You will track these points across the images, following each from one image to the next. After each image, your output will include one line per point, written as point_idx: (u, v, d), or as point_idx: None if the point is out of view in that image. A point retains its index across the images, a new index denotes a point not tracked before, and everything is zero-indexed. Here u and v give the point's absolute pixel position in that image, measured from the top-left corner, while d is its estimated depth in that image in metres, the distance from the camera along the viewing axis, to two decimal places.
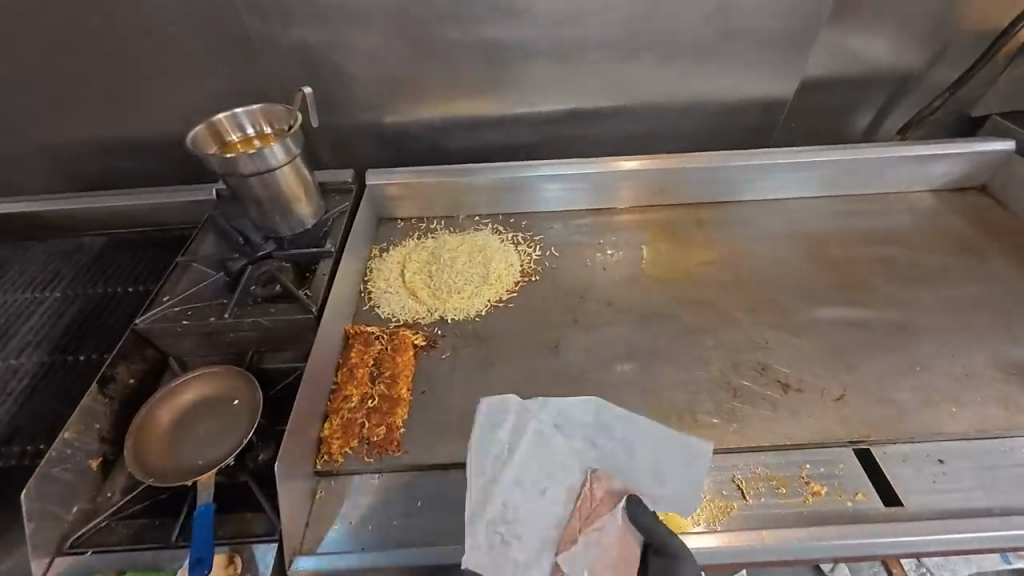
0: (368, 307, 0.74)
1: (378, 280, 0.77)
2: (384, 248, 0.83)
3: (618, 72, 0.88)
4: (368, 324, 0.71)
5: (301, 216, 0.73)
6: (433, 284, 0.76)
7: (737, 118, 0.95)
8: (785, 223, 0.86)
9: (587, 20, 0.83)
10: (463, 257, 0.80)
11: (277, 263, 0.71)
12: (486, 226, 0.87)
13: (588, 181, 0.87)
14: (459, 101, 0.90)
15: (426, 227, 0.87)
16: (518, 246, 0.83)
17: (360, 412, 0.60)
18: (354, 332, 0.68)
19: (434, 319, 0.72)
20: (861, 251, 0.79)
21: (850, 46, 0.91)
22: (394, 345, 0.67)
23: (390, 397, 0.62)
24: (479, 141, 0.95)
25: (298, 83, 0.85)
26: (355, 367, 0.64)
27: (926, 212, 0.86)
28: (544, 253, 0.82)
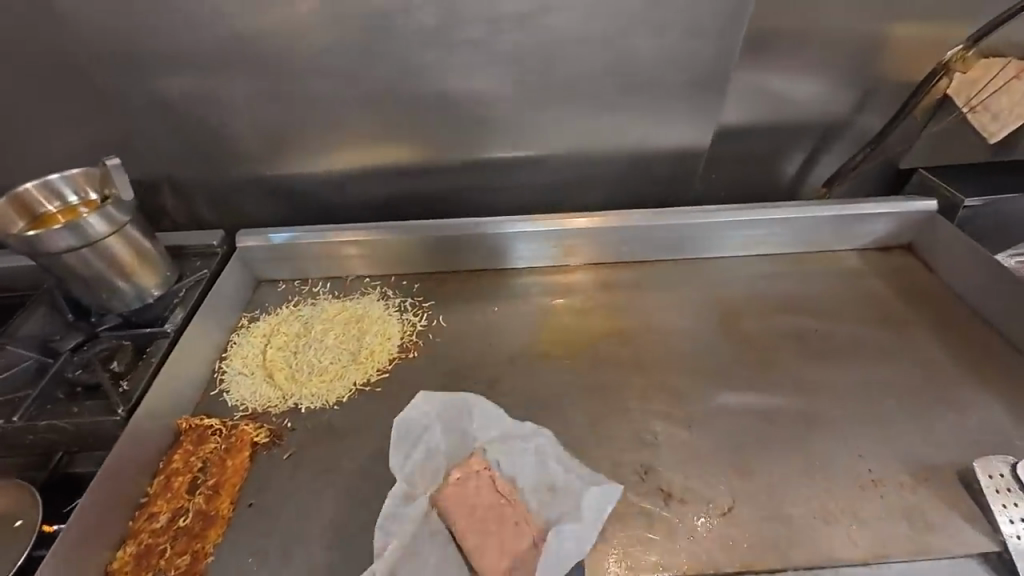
0: (218, 392, 0.66)
1: (235, 358, 0.69)
2: (254, 316, 0.75)
3: (519, 123, 0.83)
4: (210, 415, 0.63)
5: (147, 288, 0.66)
6: (292, 366, 0.68)
7: (652, 165, 0.89)
8: (694, 286, 0.79)
9: (479, 70, 0.78)
10: (335, 329, 0.72)
11: (106, 343, 0.63)
12: (374, 288, 0.79)
13: (487, 242, 0.79)
14: (351, 149, 0.83)
15: (307, 289, 0.79)
16: (404, 313, 0.75)
17: (166, 537, 0.52)
18: (186, 426, 0.61)
19: (286, 408, 0.64)
20: (776, 323, 0.73)
21: (768, 93, 0.86)
22: (228, 445, 0.59)
23: (207, 514, 0.54)
24: (376, 193, 0.88)
25: (159, 138, 0.80)
26: (173, 479, 0.56)
27: (852, 275, 0.79)
28: (431, 322, 0.74)
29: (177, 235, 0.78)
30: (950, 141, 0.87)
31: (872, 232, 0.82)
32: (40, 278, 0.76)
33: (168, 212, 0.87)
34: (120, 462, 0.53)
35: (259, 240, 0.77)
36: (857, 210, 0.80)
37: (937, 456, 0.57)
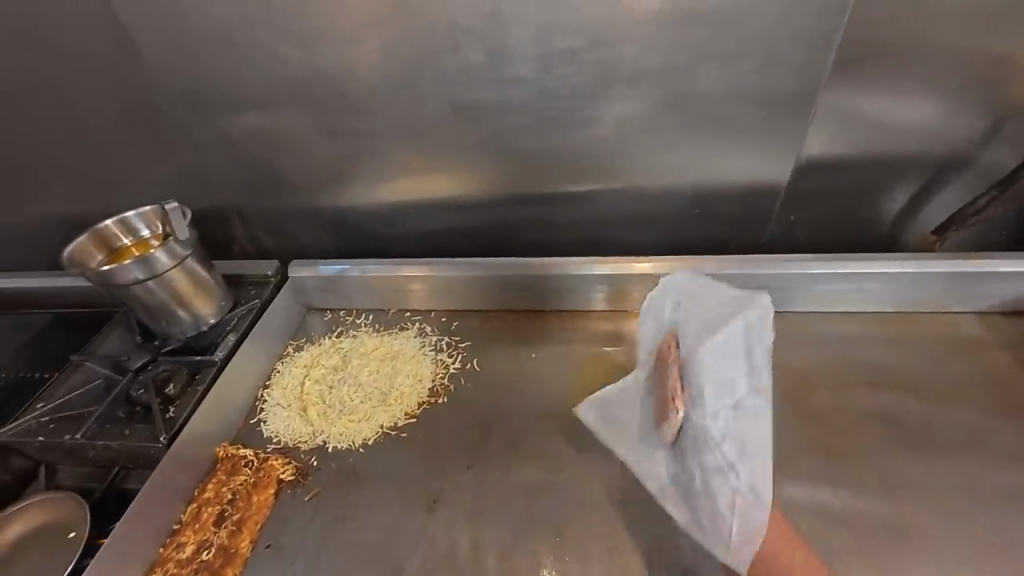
0: (260, 423, 1.10)
1: (280, 389, 1.14)
2: (295, 353, 1.18)
3: (614, 155, 1.31)
4: (242, 446, 1.06)
5: (196, 311, 1.13)
6: (330, 406, 1.11)
7: (721, 204, 1.38)
8: (772, 344, 1.27)
9: (553, 122, 1.27)
10: (371, 367, 1.17)
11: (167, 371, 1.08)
12: (414, 326, 1.26)
13: (570, 282, 1.21)
14: (432, 172, 1.35)
15: (349, 322, 1.25)
16: (443, 353, 1.20)
17: (190, 559, 0.92)
18: (224, 456, 1.04)
19: (317, 437, 1.08)
20: (866, 409, 1.14)
21: (858, 124, 1.27)
22: (255, 481, 1.00)
23: (226, 547, 0.93)
24: (433, 217, 1.42)
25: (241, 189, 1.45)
26: (204, 507, 0.98)
27: (931, 352, 1.21)
28: (464, 363, 1.18)
29: (241, 267, 1.32)
30: None
31: (983, 297, 1.25)
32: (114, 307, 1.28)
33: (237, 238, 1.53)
34: (153, 499, 0.94)
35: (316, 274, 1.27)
36: (976, 270, 1.22)
37: (987, 540, 0.95)
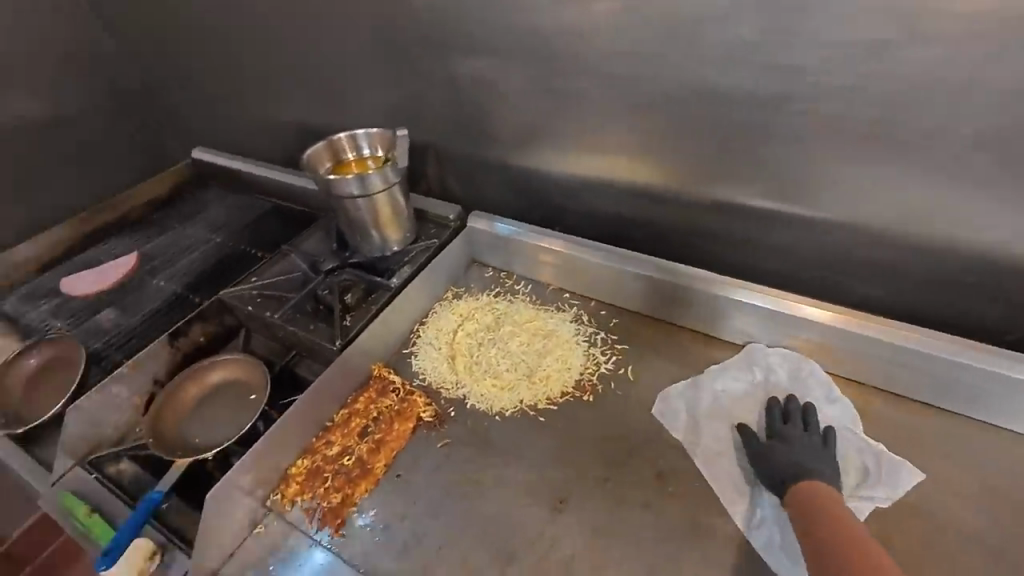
0: (409, 354, 1.01)
1: (430, 328, 1.04)
2: (454, 298, 1.10)
3: (916, 198, 0.79)
4: (395, 374, 0.97)
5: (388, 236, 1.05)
6: (477, 361, 0.98)
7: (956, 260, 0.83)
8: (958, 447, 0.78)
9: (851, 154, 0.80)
10: (523, 332, 1.02)
11: (348, 278, 1.02)
12: (569, 309, 1.04)
13: (714, 307, 0.94)
14: (626, 161, 0.98)
15: (509, 284, 1.10)
16: (600, 349, 0.97)
17: (335, 460, 0.86)
18: (376, 373, 0.97)
19: (460, 388, 0.94)
20: None
21: None
22: (399, 407, 0.92)
23: (363, 462, 0.86)
24: (620, 204, 1.04)
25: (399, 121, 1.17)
26: (353, 417, 0.92)
27: None
28: (616, 366, 0.94)
29: (430, 204, 1.19)
30: None
31: None
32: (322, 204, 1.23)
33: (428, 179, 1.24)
34: (314, 396, 0.89)
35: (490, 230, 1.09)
36: None
37: None
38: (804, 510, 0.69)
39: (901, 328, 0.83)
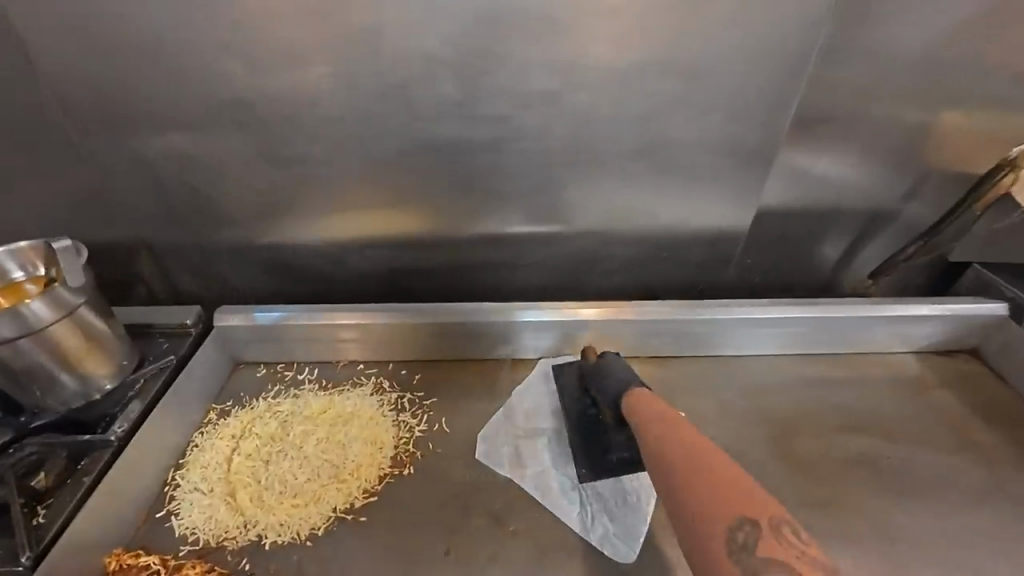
0: (170, 515, 0.96)
1: (192, 468, 1.03)
2: (216, 424, 1.11)
3: (627, 178, 1.33)
4: (144, 553, 0.90)
5: (88, 372, 0.97)
6: (267, 487, 0.99)
7: (631, 257, 1.47)
8: (738, 385, 1.26)
9: (672, 114, 1.24)
10: (322, 435, 1.08)
11: (55, 438, 0.94)
12: (365, 383, 1.22)
13: (562, 333, 1.26)
14: (530, 223, 1.39)
15: (295, 371, 1.25)
16: (409, 411, 1.16)
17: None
18: (110, 562, 0.87)
19: (250, 529, 0.93)
20: (823, 442, 1.15)
21: (686, 193, 1.37)
22: None
23: None
24: (527, 275, 1.49)
25: (340, 244, 1.40)
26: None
27: (737, 374, 1.29)
28: (427, 421, 1.14)
29: (155, 315, 1.18)
30: (932, 268, 1.56)
31: (780, 339, 1.31)
32: (182, 342, 1.15)
33: (370, 287, 1.48)
34: None
35: (255, 324, 1.21)
36: (811, 314, 1.27)
37: None
38: (641, 410, 0.93)
39: (622, 309, 1.26)
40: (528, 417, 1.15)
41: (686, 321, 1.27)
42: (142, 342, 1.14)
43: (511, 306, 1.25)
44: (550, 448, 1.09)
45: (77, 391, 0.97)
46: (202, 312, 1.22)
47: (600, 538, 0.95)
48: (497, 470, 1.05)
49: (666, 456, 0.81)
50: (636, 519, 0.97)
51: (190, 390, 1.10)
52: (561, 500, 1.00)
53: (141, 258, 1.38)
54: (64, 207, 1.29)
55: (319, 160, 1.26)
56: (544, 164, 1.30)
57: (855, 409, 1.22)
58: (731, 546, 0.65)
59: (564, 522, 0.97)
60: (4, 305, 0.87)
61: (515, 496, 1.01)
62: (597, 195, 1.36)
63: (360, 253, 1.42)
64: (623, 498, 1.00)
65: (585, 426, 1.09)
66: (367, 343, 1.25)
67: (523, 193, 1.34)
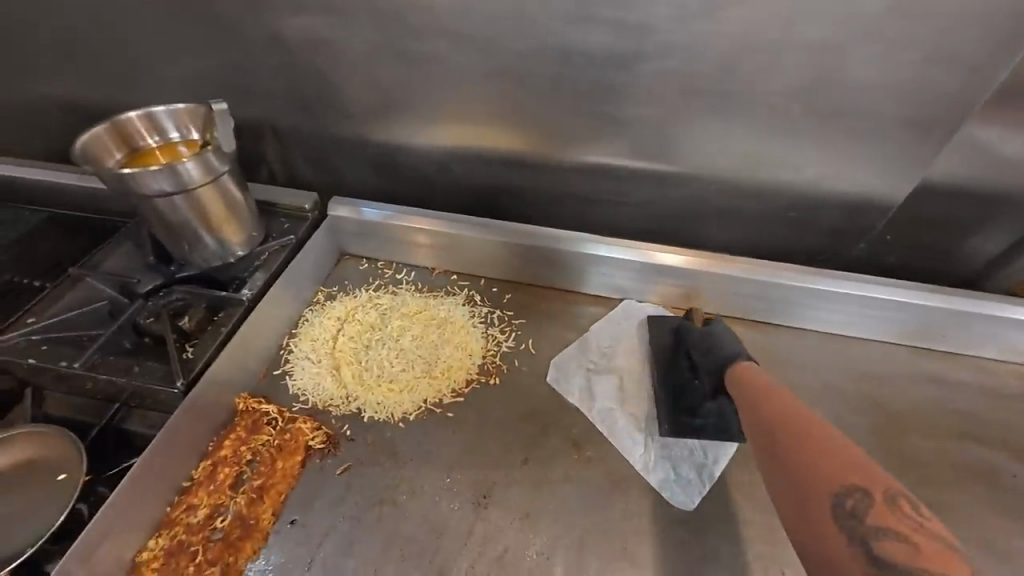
0: (285, 375, 1.07)
1: (303, 340, 1.13)
2: (325, 305, 1.20)
3: (771, 121, 1.17)
4: (265, 402, 1.01)
5: (225, 237, 1.06)
6: (367, 368, 1.08)
7: (751, 213, 1.33)
8: (848, 369, 1.16)
9: (850, 48, 1.04)
10: (417, 332, 1.14)
11: (198, 290, 1.06)
12: (458, 292, 1.25)
13: (660, 279, 1.19)
14: (645, 158, 1.28)
15: (394, 269, 1.30)
16: (498, 326, 1.18)
17: (204, 524, 0.84)
18: (240, 402, 1.00)
19: (352, 401, 1.02)
20: (936, 445, 1.05)
21: (838, 148, 1.19)
22: (279, 442, 0.94)
23: (241, 519, 0.85)
24: (629, 216, 1.40)
25: (445, 155, 1.38)
26: (220, 467, 0.90)
27: (846, 357, 1.18)
28: (513, 338, 1.16)
29: (277, 195, 1.25)
30: None
31: (908, 328, 1.17)
32: (299, 224, 1.22)
33: (467, 203, 1.47)
34: (175, 437, 0.88)
35: (360, 219, 1.25)
36: (954, 305, 1.12)
37: None
38: (742, 385, 0.88)
39: (734, 264, 1.17)
40: (609, 354, 1.13)
41: (802, 291, 1.16)
42: (266, 218, 1.22)
43: (614, 244, 1.19)
44: (622, 388, 1.08)
45: (216, 252, 1.07)
46: (318, 199, 1.28)
47: (658, 482, 0.95)
48: (571, 398, 1.06)
49: (769, 426, 0.76)
50: (699, 475, 0.95)
51: (304, 270, 1.18)
52: (627, 439, 1.00)
53: (264, 139, 1.43)
54: (198, 81, 1.35)
55: (440, 62, 1.22)
56: (682, 92, 1.16)
57: (982, 420, 1.09)
58: (839, 511, 0.62)
59: (625, 458, 0.97)
60: (163, 161, 0.95)
61: (593, 428, 1.02)
62: (733, 135, 1.20)
63: (464, 166, 1.40)
64: (690, 452, 0.98)
65: (673, 383, 1.06)
66: (464, 255, 1.26)
67: (648, 123, 1.22)
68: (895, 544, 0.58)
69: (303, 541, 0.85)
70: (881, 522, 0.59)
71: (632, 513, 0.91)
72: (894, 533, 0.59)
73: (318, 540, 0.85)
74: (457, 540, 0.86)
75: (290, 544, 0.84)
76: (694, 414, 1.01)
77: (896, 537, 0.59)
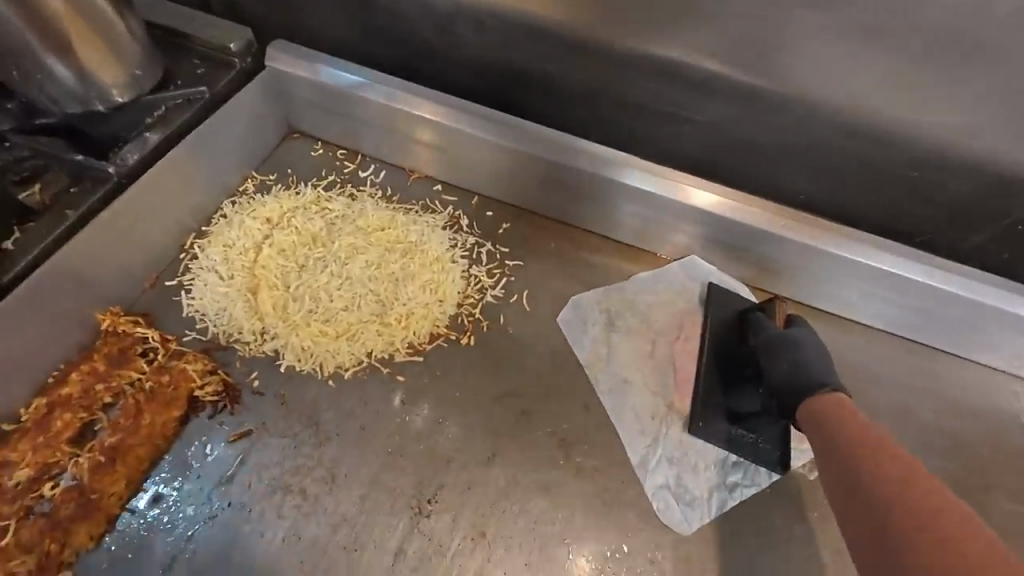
0: (181, 289, 0.78)
1: (214, 243, 0.81)
2: (253, 198, 0.87)
3: None
4: (143, 323, 0.72)
5: (87, 67, 0.70)
6: (296, 298, 0.77)
7: (858, 166, 0.94)
8: (931, 392, 0.88)
9: None
10: (374, 257, 0.83)
11: (50, 147, 0.72)
12: (441, 210, 0.91)
13: (727, 232, 0.85)
14: None
15: (358, 163, 0.94)
16: (489, 264, 0.87)
17: (26, 490, 0.59)
18: (105, 321, 0.71)
19: (269, 340, 0.74)
20: (1019, 508, 0.81)
21: None
22: (150, 387, 0.67)
23: (79, 491, 0.60)
24: (687, 143, 1.02)
25: (449, 10, 0.96)
26: (58, 411, 0.63)
27: (934, 377, 0.89)
28: (503, 286, 0.85)
29: (191, 23, 0.84)
30: None
31: None
32: (220, 72, 0.83)
33: (472, 88, 1.07)
34: None
35: (316, 81, 0.86)
36: None
37: None
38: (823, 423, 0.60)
39: (830, 230, 0.84)
40: (644, 311, 0.84)
41: (914, 286, 0.83)
42: (172, 55, 0.83)
43: (660, 167, 0.84)
44: (641, 358, 0.80)
45: (76, 92, 0.71)
46: (254, 40, 0.87)
47: (653, 487, 0.71)
48: (581, 355, 0.80)
49: (864, 485, 0.51)
50: (708, 496, 0.71)
51: (222, 144, 0.83)
52: (633, 423, 0.75)
53: None
54: None
55: None
56: None
57: None
58: None
59: (623, 446, 0.73)
60: None
61: (590, 424, 0.75)
62: None
63: (475, 32, 0.98)
64: (707, 464, 0.73)
65: (722, 377, 0.76)
66: (452, 159, 0.90)
67: None
68: None
69: (166, 528, 0.61)
70: None
71: (621, 550, 0.67)
72: None
73: (190, 528, 0.62)
74: (381, 555, 0.63)
75: (147, 529, 0.61)
76: (745, 424, 0.74)
77: None
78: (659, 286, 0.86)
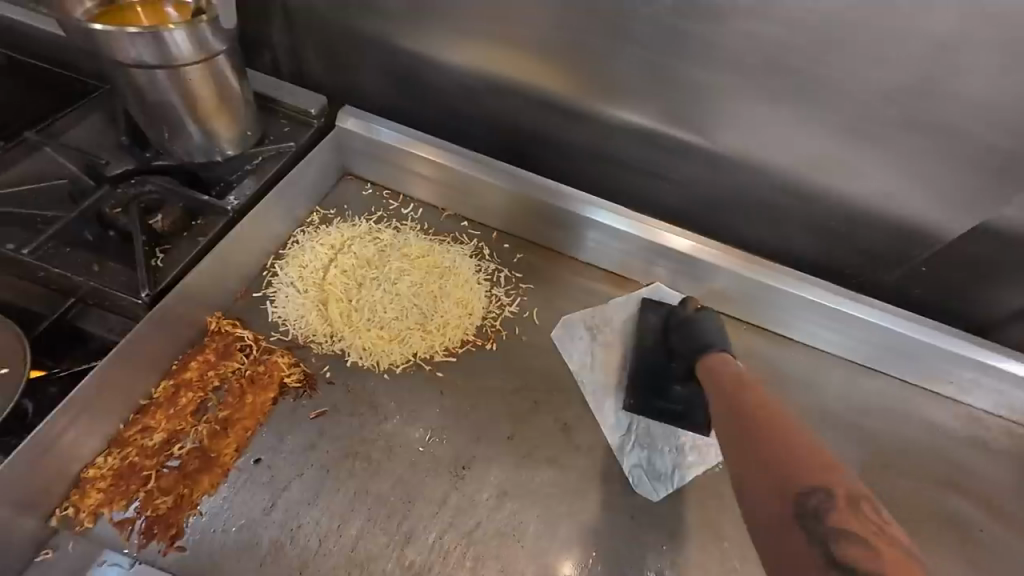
0: (265, 300, 0.98)
1: (289, 264, 1.02)
2: (319, 228, 1.08)
3: (853, 121, 1.02)
4: (240, 325, 0.92)
5: (214, 128, 0.91)
6: (357, 309, 0.98)
7: (797, 217, 1.20)
8: (853, 397, 1.11)
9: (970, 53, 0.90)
10: (417, 279, 1.04)
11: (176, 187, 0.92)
12: (467, 241, 1.14)
13: (690, 266, 1.09)
14: (699, 132, 1.14)
15: (401, 201, 1.16)
16: (507, 287, 1.09)
17: (160, 449, 0.78)
18: (212, 323, 0.90)
19: (336, 341, 0.94)
20: (918, 488, 1.04)
21: (915, 168, 1.05)
22: (249, 375, 0.87)
23: (201, 451, 0.79)
24: (665, 194, 1.27)
25: (479, 84, 1.21)
26: (182, 390, 0.83)
27: (855, 385, 1.12)
28: (517, 304, 1.07)
29: (279, 91, 1.08)
30: None
31: (929, 370, 1.11)
32: (302, 130, 1.06)
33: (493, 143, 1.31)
34: (132, 351, 0.79)
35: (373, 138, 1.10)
36: (984, 357, 1.06)
37: None
38: (718, 373, 0.84)
39: (767, 267, 1.07)
40: (618, 329, 1.06)
41: (837, 314, 1.08)
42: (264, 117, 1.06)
43: (625, 210, 1.08)
44: (620, 365, 1.02)
45: (201, 146, 0.93)
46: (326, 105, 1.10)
47: (629, 466, 0.92)
48: (571, 366, 1.01)
49: (741, 407, 0.74)
50: (671, 471, 0.92)
51: (300, 186, 1.04)
52: (613, 415, 0.96)
53: (273, 23, 1.23)
54: None
55: None
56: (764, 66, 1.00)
57: (973, 474, 1.06)
58: (800, 508, 0.59)
59: (604, 434, 0.94)
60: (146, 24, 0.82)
61: (586, 413, 0.96)
62: (809, 126, 1.05)
63: (499, 102, 1.23)
64: (670, 447, 0.94)
65: (648, 363, 1.00)
66: (478, 201, 1.13)
67: (715, 93, 1.07)
68: (857, 548, 0.55)
69: (265, 481, 0.80)
70: (843, 524, 0.56)
71: (610, 508, 0.88)
72: (859, 539, 0.56)
73: (283, 481, 0.80)
74: (428, 506, 0.83)
75: (251, 481, 0.80)
76: (668, 397, 0.97)
77: (856, 541, 0.56)
78: (629, 306, 1.08)
